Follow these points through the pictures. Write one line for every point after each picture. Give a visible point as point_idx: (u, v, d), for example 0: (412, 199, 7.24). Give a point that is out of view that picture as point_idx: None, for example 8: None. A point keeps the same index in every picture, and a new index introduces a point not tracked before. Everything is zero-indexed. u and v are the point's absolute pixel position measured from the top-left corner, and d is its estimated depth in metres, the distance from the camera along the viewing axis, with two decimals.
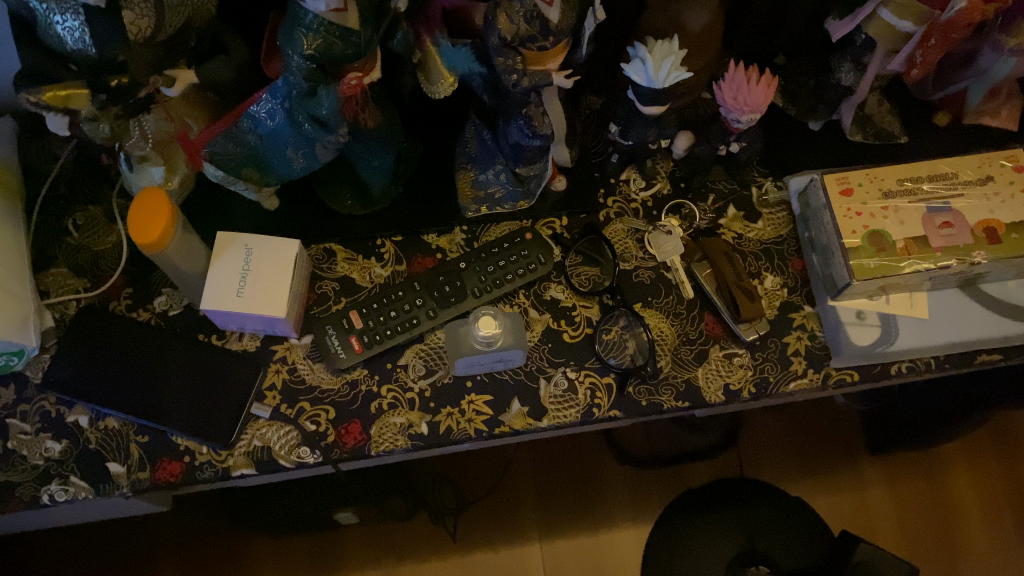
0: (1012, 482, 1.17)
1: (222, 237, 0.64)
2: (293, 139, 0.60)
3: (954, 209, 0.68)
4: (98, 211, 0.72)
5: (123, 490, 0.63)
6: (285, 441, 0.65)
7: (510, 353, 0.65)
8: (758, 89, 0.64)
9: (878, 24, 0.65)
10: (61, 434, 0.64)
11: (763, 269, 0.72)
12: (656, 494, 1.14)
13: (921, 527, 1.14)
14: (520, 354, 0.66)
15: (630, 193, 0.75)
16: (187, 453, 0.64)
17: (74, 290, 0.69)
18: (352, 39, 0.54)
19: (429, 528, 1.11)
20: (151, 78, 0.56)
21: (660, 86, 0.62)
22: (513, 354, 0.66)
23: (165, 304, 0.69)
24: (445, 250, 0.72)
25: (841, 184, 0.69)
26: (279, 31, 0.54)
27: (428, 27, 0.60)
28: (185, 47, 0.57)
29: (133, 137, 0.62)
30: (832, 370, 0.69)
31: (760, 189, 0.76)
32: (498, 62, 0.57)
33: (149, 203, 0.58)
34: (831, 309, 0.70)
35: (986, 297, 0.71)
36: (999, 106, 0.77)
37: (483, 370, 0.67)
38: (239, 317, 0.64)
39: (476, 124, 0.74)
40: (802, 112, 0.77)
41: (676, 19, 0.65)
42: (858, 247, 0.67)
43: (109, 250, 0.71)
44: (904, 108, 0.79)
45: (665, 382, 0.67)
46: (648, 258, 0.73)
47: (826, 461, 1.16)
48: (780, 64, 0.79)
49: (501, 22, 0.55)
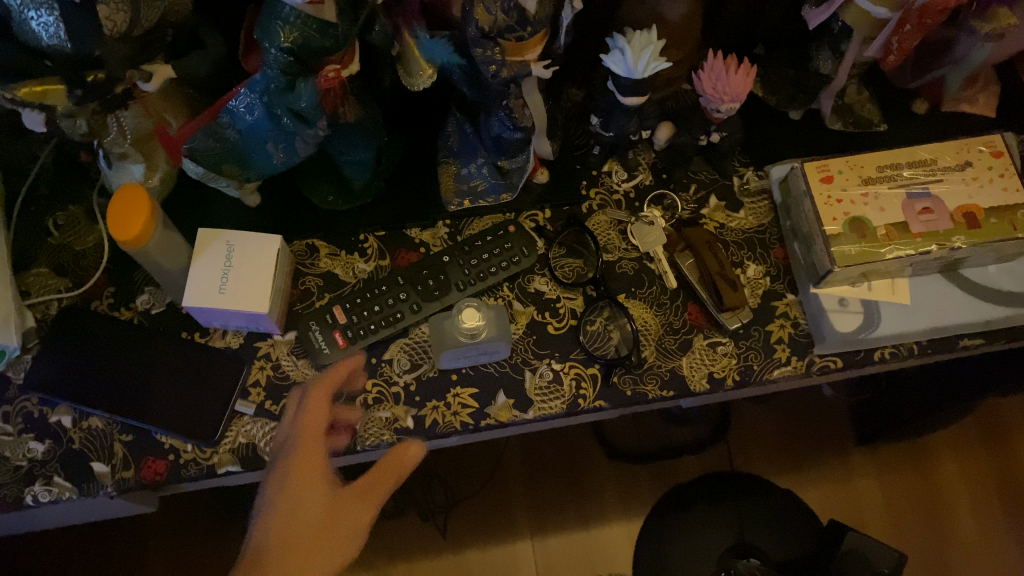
0: (1000, 471, 1.17)
1: (203, 233, 0.64)
2: (273, 133, 0.59)
3: (934, 195, 0.69)
4: (79, 210, 0.72)
5: (108, 490, 0.63)
6: (270, 438, 0.65)
7: (496, 346, 0.65)
8: (736, 78, 0.64)
9: (855, 11, 0.65)
10: (45, 435, 0.64)
11: (746, 259, 0.73)
12: (646, 487, 1.14)
13: (910, 518, 1.14)
14: (505, 347, 0.66)
15: (612, 184, 0.75)
16: (171, 452, 0.64)
17: (55, 290, 0.69)
18: (330, 31, 0.54)
19: (419, 526, 1.11)
20: (128, 73, 0.55)
21: (639, 76, 0.63)
22: (499, 349, 0.66)
23: (148, 302, 0.69)
24: (429, 244, 0.72)
25: (821, 172, 0.69)
26: (257, 24, 0.54)
27: (406, 19, 0.59)
28: (162, 43, 0.56)
29: (111, 134, 0.62)
30: (816, 357, 0.69)
31: (743, 178, 0.76)
32: (476, 53, 0.57)
33: (128, 200, 0.57)
34: (814, 296, 0.70)
35: (966, 282, 0.71)
36: (977, 93, 0.78)
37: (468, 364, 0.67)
38: (220, 314, 0.64)
39: (457, 118, 0.74)
40: (782, 102, 0.77)
41: (655, 10, 0.65)
42: (839, 234, 0.67)
43: (91, 249, 0.71)
44: (883, 95, 0.79)
45: (649, 371, 0.68)
46: (631, 249, 0.73)
47: (816, 452, 1.17)
48: (759, 55, 0.79)
49: (477, 13, 0.55)
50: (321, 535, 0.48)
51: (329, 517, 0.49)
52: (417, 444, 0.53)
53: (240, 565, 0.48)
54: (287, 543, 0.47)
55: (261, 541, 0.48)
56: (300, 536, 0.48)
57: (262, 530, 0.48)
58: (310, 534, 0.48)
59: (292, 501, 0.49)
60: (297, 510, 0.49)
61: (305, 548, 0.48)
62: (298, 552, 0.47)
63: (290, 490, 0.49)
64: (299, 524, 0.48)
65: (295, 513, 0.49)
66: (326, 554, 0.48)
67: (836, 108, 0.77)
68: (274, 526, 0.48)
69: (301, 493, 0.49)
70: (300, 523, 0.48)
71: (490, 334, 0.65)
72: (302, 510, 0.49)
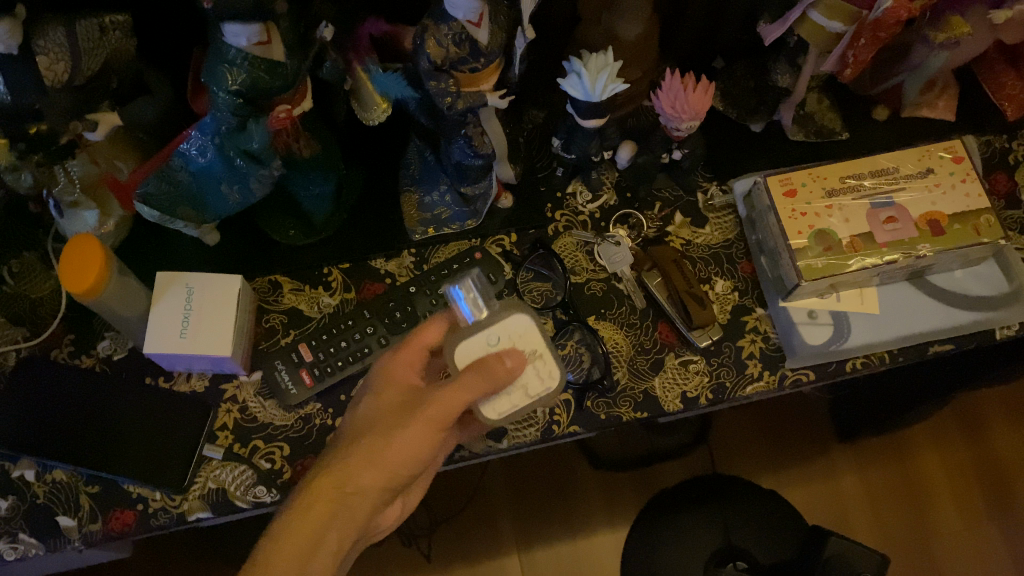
0: (980, 460, 1.18)
1: (163, 276, 0.63)
2: (226, 174, 0.58)
3: (897, 204, 0.69)
4: (33, 257, 0.69)
5: (76, 543, 0.62)
6: (240, 482, 0.64)
7: (514, 318, 0.52)
8: (695, 96, 0.64)
9: (808, 26, 0.64)
10: (7, 491, 0.63)
11: (713, 274, 0.72)
12: (630, 496, 1.14)
13: (893, 514, 1.15)
14: (524, 314, 0.52)
15: (577, 206, 0.75)
16: (139, 501, 0.63)
17: (13, 340, 0.67)
18: (279, 70, 0.53)
19: (403, 551, 1.10)
20: (71, 124, 0.54)
21: (597, 99, 0.62)
22: (531, 332, 0.52)
23: (109, 348, 0.67)
24: (395, 275, 0.71)
25: (785, 186, 0.69)
26: (203, 66, 0.53)
27: (358, 54, 0.59)
28: (106, 90, 0.55)
29: (60, 183, 0.61)
30: (788, 370, 0.69)
31: (707, 194, 0.76)
32: (431, 86, 0.57)
33: (82, 249, 0.56)
34: (784, 310, 0.70)
35: (934, 288, 0.71)
36: (935, 98, 0.78)
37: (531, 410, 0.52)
38: (183, 359, 0.62)
39: (417, 145, 0.74)
40: (742, 115, 0.77)
41: (610, 30, 0.65)
42: (805, 247, 0.67)
43: (48, 296, 0.68)
44: (844, 104, 0.79)
45: (622, 394, 0.67)
46: (599, 269, 0.72)
47: (798, 452, 1.17)
48: (718, 68, 0.79)
49: (431, 46, 0.55)
50: (399, 414, 0.49)
51: (414, 400, 0.50)
52: (519, 351, 0.50)
53: (340, 442, 0.51)
54: (370, 416, 0.50)
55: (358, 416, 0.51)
56: (381, 410, 0.50)
57: (353, 419, 0.51)
58: (395, 410, 0.50)
59: (387, 384, 0.52)
60: (383, 392, 0.51)
61: (377, 426, 0.49)
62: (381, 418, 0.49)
63: (387, 377, 0.52)
64: (390, 403, 0.50)
65: (390, 390, 0.51)
66: (391, 435, 0.48)
67: (798, 119, 0.77)
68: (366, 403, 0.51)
69: (399, 382, 0.52)
70: (383, 403, 0.50)
71: (494, 312, 0.52)
72: (393, 395, 0.51)
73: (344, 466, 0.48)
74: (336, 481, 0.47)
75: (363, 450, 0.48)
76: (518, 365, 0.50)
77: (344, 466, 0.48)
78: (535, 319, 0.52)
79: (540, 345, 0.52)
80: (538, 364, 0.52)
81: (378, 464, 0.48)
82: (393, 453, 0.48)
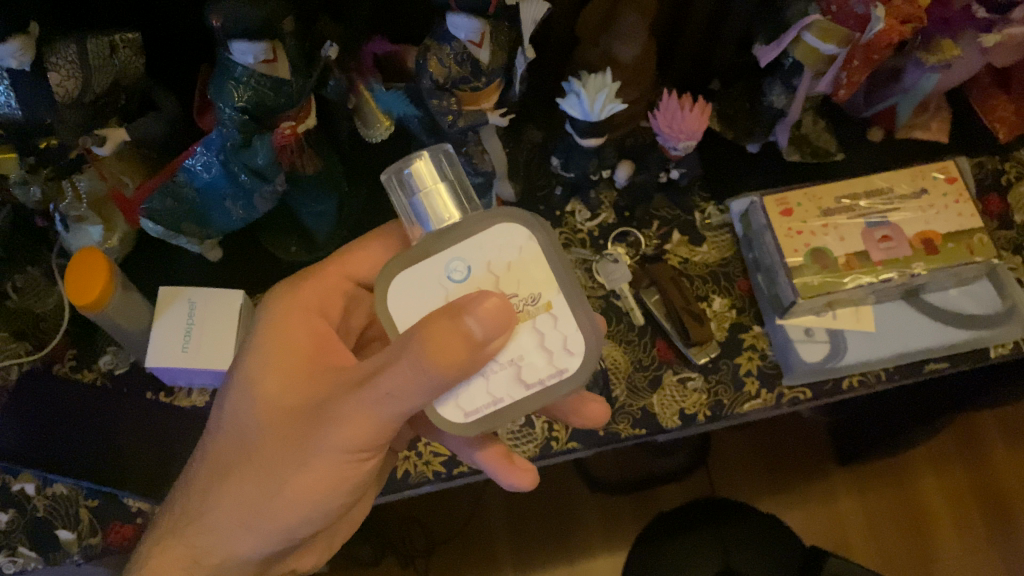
0: (978, 481, 1.17)
1: (164, 292, 0.63)
2: (231, 190, 0.59)
3: (891, 223, 0.69)
4: (38, 272, 0.69)
5: (75, 557, 0.62)
6: None
7: (507, 242, 0.41)
8: (691, 116, 0.64)
9: (803, 48, 0.66)
10: (7, 505, 0.63)
11: (711, 292, 0.73)
12: (627, 519, 1.13)
13: (893, 538, 1.14)
14: (522, 241, 0.41)
15: (575, 224, 0.75)
16: (139, 516, 0.63)
17: (15, 356, 0.67)
18: (284, 88, 0.54)
19: (398, 571, 1.10)
20: (81, 138, 0.55)
21: (596, 118, 0.63)
22: (535, 270, 0.41)
23: (111, 363, 0.68)
24: None
25: (781, 206, 0.70)
26: (210, 83, 0.54)
27: (360, 74, 0.61)
28: (115, 106, 0.56)
29: (67, 198, 0.61)
30: (786, 388, 0.70)
31: (703, 213, 0.77)
32: (431, 104, 0.58)
33: (86, 263, 0.57)
34: (780, 328, 0.71)
35: (929, 307, 0.72)
36: (929, 120, 0.80)
37: (526, 406, 0.42)
38: (185, 373, 0.63)
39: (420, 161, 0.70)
40: (739, 135, 0.77)
41: (608, 52, 0.66)
42: (801, 265, 0.68)
43: (52, 311, 0.68)
44: (838, 126, 0.81)
45: (620, 410, 0.68)
46: (597, 286, 0.73)
47: (797, 472, 1.17)
48: (715, 89, 0.81)
49: (431, 65, 0.56)
50: (282, 443, 0.46)
51: (300, 427, 0.45)
52: (497, 297, 0.39)
53: (216, 448, 0.48)
54: (246, 446, 0.47)
55: (235, 432, 0.47)
56: (258, 439, 0.46)
57: (238, 425, 0.47)
58: (276, 438, 0.46)
59: (279, 371, 0.48)
60: (262, 402, 0.47)
61: (261, 452, 0.46)
62: (257, 455, 0.46)
63: (284, 349, 0.49)
64: (275, 420, 0.46)
65: (278, 395, 0.47)
66: (283, 465, 0.45)
67: (794, 139, 0.78)
68: (246, 404, 0.47)
69: (295, 368, 0.48)
70: (264, 419, 0.47)
71: (474, 230, 0.41)
72: (286, 389, 0.47)
73: (210, 516, 0.47)
74: (204, 538, 0.47)
75: (233, 500, 0.46)
76: (494, 333, 0.38)
77: (209, 518, 0.47)
78: (539, 251, 0.41)
79: (544, 289, 0.41)
80: (541, 319, 0.41)
81: (267, 504, 0.46)
82: (288, 490, 0.45)
